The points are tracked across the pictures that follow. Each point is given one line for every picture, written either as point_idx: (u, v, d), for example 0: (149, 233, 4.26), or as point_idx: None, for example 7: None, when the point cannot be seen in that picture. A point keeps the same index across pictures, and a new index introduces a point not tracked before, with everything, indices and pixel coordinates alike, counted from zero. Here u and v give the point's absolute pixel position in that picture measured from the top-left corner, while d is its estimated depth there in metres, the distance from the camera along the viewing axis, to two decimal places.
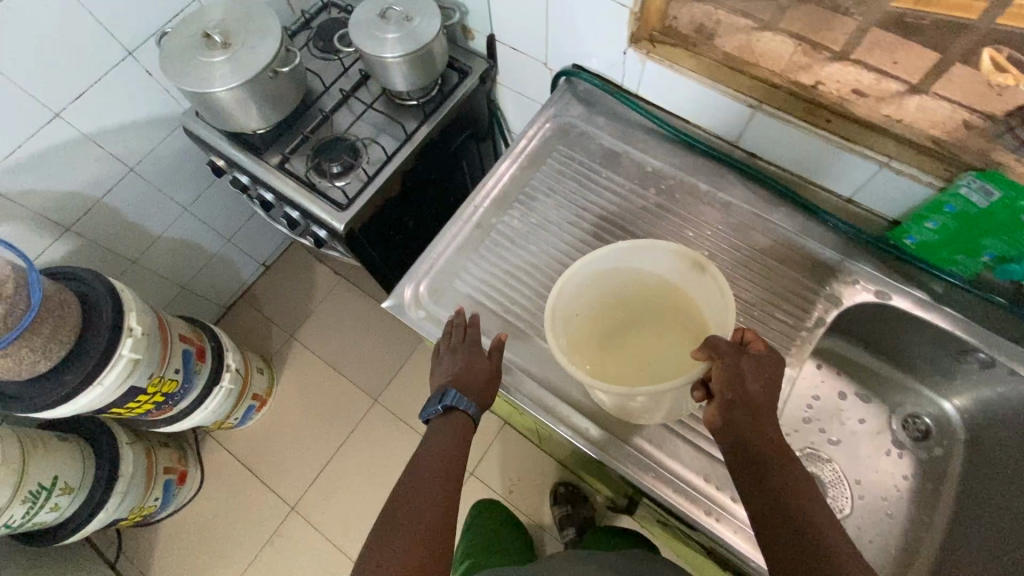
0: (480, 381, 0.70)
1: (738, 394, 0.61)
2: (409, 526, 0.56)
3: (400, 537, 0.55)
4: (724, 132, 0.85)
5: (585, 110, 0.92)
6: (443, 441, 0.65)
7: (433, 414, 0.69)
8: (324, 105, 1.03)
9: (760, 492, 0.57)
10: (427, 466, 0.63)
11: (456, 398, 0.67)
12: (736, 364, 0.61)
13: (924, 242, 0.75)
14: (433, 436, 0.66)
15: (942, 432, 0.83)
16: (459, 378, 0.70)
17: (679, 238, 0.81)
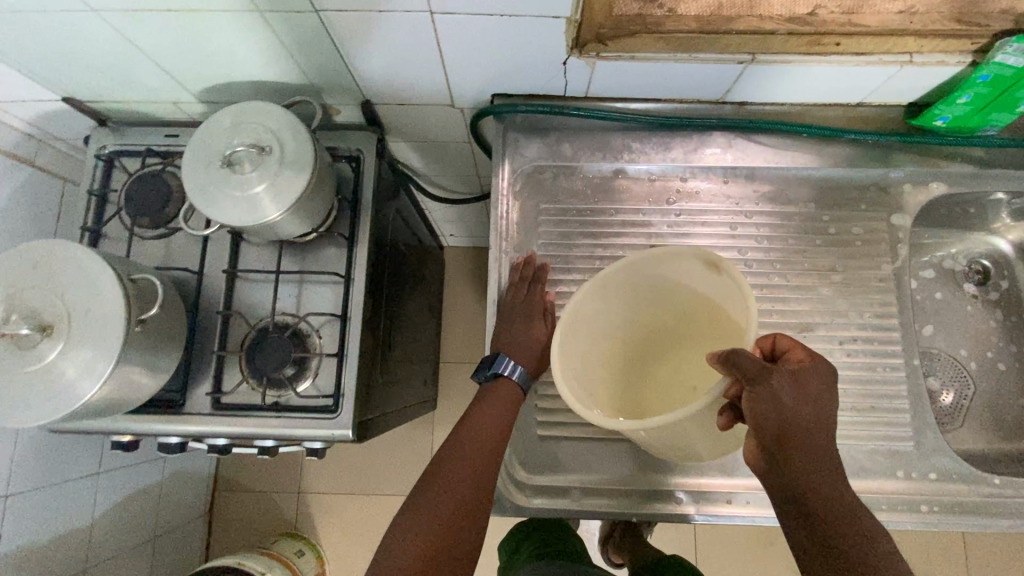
0: (535, 351, 0.65)
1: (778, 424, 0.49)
2: (453, 492, 0.57)
3: (446, 502, 0.56)
4: (705, 96, 0.70)
5: (539, 144, 0.73)
6: (488, 414, 0.61)
7: (485, 381, 0.65)
8: (214, 298, 0.76)
9: (805, 527, 0.52)
10: (473, 438, 0.60)
11: (511, 367, 0.63)
12: (766, 389, 0.49)
13: (955, 117, 0.68)
14: (478, 405, 0.63)
15: (1001, 266, 0.85)
16: (516, 345, 0.65)
17: (727, 241, 0.70)
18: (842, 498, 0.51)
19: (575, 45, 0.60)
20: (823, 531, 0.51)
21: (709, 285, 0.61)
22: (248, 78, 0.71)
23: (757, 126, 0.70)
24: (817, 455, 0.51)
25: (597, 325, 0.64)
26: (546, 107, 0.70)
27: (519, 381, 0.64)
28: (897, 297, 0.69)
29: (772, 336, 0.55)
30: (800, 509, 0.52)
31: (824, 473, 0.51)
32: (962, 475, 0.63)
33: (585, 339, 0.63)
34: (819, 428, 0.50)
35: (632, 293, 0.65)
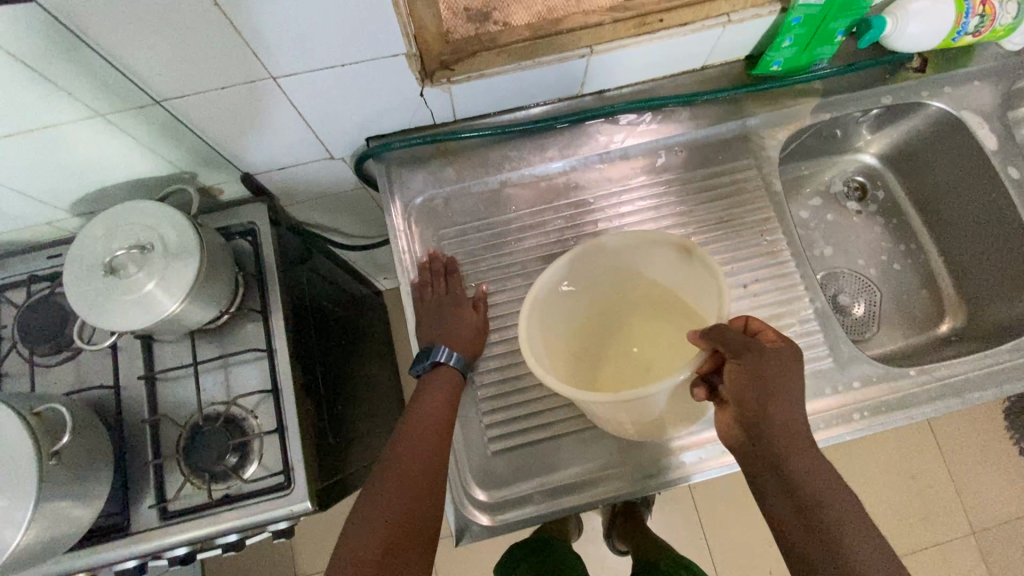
0: (468, 336, 0.66)
1: (759, 398, 0.54)
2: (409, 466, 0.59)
3: (412, 472, 0.58)
4: (563, 93, 0.74)
5: (423, 174, 0.74)
6: (432, 399, 0.63)
7: (423, 370, 0.66)
8: (136, 407, 0.73)
9: (782, 492, 0.53)
10: (417, 420, 0.62)
11: (448, 355, 0.64)
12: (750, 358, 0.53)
13: (786, 60, 0.75)
14: (425, 395, 0.64)
15: (874, 178, 0.92)
16: (446, 332, 0.66)
17: (620, 220, 0.73)
18: (817, 470, 0.53)
19: (423, 76, 0.63)
20: (796, 496, 0.52)
21: (679, 274, 0.65)
22: (118, 181, 0.70)
23: (619, 108, 0.74)
24: (792, 428, 0.54)
25: (569, 302, 0.67)
26: (419, 139, 0.72)
27: (456, 367, 0.65)
28: (784, 232, 0.73)
29: (744, 319, 0.60)
30: (778, 478, 0.53)
31: (798, 443, 0.53)
32: (882, 377, 0.68)
33: (552, 320, 0.65)
34: (793, 405, 0.54)
35: (600, 278, 0.68)
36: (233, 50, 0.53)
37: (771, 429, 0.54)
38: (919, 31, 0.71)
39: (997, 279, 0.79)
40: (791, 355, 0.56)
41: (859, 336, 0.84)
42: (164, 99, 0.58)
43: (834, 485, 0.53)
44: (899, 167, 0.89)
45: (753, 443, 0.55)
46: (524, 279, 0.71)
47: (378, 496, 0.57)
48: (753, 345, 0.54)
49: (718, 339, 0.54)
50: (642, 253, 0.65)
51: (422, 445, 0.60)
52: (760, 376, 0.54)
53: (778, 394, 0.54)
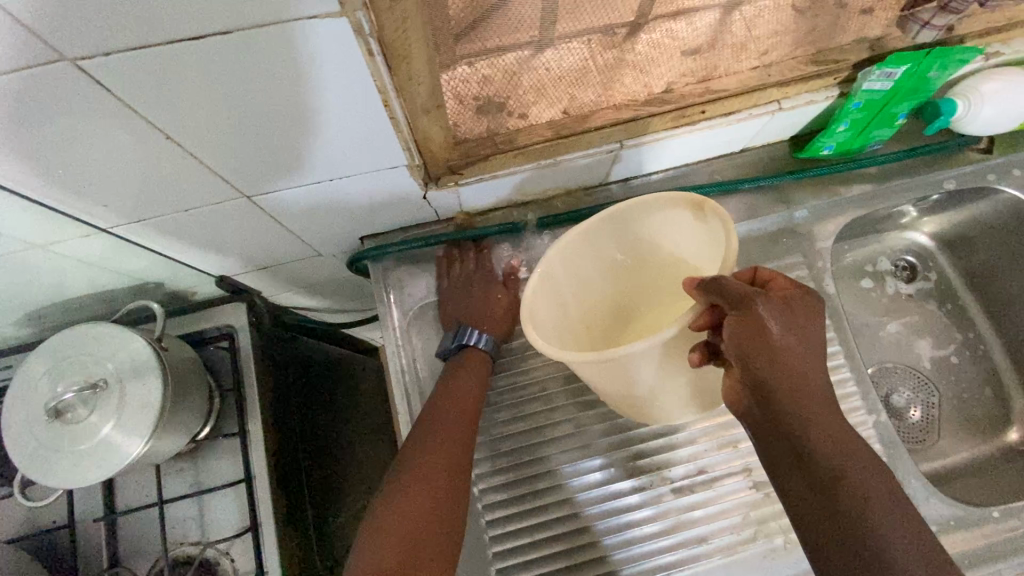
0: (500, 315, 0.62)
1: (761, 345, 0.43)
2: (431, 470, 0.51)
3: (433, 476, 0.50)
4: (586, 183, 0.65)
5: (426, 276, 0.64)
6: (459, 387, 0.57)
7: (449, 353, 0.60)
8: (94, 551, 0.63)
9: (800, 468, 0.45)
10: (441, 416, 0.55)
11: (476, 338, 0.59)
12: (754, 313, 0.43)
13: (839, 144, 0.66)
14: (450, 381, 0.57)
15: (926, 259, 0.82)
16: (473, 314, 0.61)
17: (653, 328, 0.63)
18: (838, 433, 0.44)
19: (425, 182, 0.53)
20: (815, 471, 0.44)
21: (697, 244, 0.55)
22: (70, 293, 0.60)
23: None
24: (804, 375, 0.44)
25: (575, 280, 0.59)
26: (420, 239, 0.62)
27: (487, 349, 0.59)
28: (840, 343, 0.64)
29: (753, 269, 0.50)
30: (787, 441, 0.45)
31: (812, 404, 0.44)
32: (959, 521, 0.58)
33: (555, 301, 0.57)
34: (807, 348, 0.44)
35: (607, 249, 0.59)
36: (196, 173, 0.44)
37: (772, 384, 0.44)
38: (994, 116, 0.62)
39: None
40: (811, 307, 0.45)
41: (918, 445, 0.74)
42: (113, 225, 0.48)
43: (847, 443, 0.44)
44: (956, 248, 0.80)
45: (761, 414, 0.46)
46: None
47: (409, 497, 0.49)
48: (766, 300, 0.43)
49: (717, 295, 0.44)
50: (647, 211, 0.56)
51: (445, 450, 0.52)
52: (767, 330, 0.43)
53: (790, 349, 0.43)
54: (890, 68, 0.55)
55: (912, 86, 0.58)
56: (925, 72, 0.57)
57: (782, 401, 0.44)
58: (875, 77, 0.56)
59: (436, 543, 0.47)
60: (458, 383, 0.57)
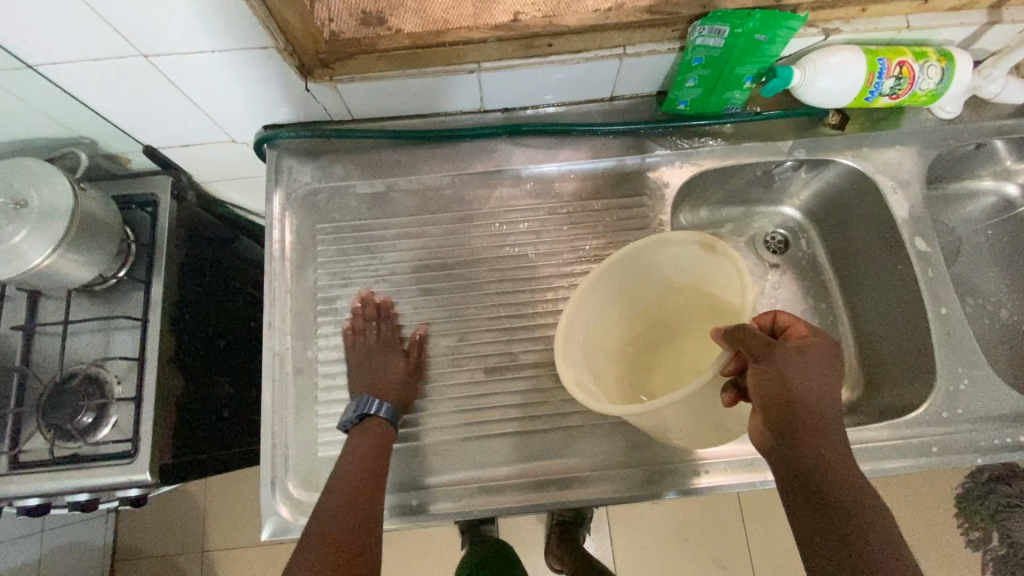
0: (395, 385, 0.64)
1: (789, 403, 0.51)
2: (362, 481, 0.58)
3: (365, 485, 0.58)
4: (464, 107, 0.74)
5: (315, 167, 0.74)
6: (364, 446, 0.61)
7: (351, 422, 0.63)
8: (7, 355, 0.75)
9: (809, 498, 0.50)
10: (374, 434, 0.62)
11: (376, 406, 0.62)
12: (772, 365, 0.52)
13: (693, 100, 0.73)
14: (361, 427, 0.62)
15: (797, 234, 0.88)
16: (375, 383, 0.64)
17: (499, 237, 0.72)
18: (846, 471, 0.50)
19: (300, 71, 0.64)
20: (830, 512, 0.48)
21: (700, 265, 0.65)
22: (18, 138, 0.73)
23: (516, 129, 0.73)
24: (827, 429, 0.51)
25: (605, 320, 0.69)
26: (311, 132, 0.73)
27: (387, 417, 0.62)
28: None
29: (772, 314, 0.58)
30: (807, 485, 0.50)
31: (839, 457, 0.50)
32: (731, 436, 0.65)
33: (588, 337, 0.67)
34: (821, 389, 0.52)
35: (633, 286, 0.69)
36: (91, 23, 0.55)
37: (797, 426, 0.51)
38: (828, 88, 0.69)
39: (893, 350, 0.74)
40: (826, 351, 0.54)
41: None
42: (36, 65, 0.60)
43: (863, 489, 0.49)
44: (823, 224, 0.85)
45: (785, 456, 0.52)
46: (391, 283, 0.71)
47: (348, 508, 0.56)
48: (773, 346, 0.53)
49: (742, 344, 0.53)
50: (663, 249, 0.65)
51: (376, 466, 0.60)
52: (787, 380, 0.52)
53: (807, 400, 0.51)
54: (716, 26, 0.62)
55: (745, 48, 0.64)
56: (753, 34, 0.62)
57: (803, 439, 0.51)
58: (702, 32, 0.62)
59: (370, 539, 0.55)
60: (371, 426, 0.62)
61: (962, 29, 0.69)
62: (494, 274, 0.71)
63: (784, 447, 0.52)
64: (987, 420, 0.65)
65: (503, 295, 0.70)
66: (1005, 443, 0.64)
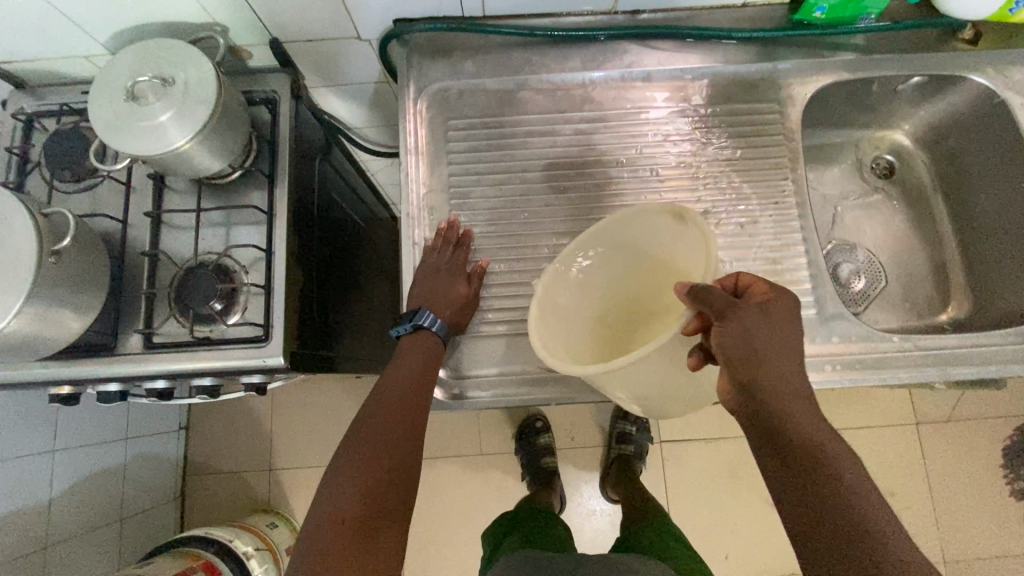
0: (452, 303, 0.66)
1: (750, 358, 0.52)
2: (379, 442, 0.61)
3: (374, 456, 0.60)
4: (595, 7, 0.73)
5: (445, 63, 0.74)
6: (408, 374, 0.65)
7: (404, 331, 0.68)
8: (140, 242, 0.78)
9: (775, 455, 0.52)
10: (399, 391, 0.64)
11: (430, 321, 0.65)
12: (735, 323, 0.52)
13: (831, 6, 0.70)
14: (405, 356, 0.67)
15: (904, 160, 0.88)
16: (432, 299, 0.66)
17: (628, 139, 0.72)
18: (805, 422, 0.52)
19: None
20: (795, 465, 0.51)
21: (673, 233, 0.63)
22: (151, 24, 0.73)
23: (649, 31, 0.72)
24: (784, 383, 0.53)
25: (583, 296, 0.68)
26: (444, 25, 0.72)
27: (437, 333, 0.66)
28: (793, 182, 0.72)
29: (735, 275, 0.58)
30: (772, 442, 0.53)
31: (798, 405, 0.53)
32: (863, 337, 0.66)
33: (563, 312, 0.66)
34: (782, 346, 0.53)
35: (607, 258, 0.68)
36: None
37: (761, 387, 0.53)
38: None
39: (1009, 269, 0.75)
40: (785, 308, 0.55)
41: (857, 308, 0.82)
42: None
43: (822, 437, 0.52)
44: (934, 149, 0.85)
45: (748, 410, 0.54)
46: (522, 180, 0.71)
47: (366, 465, 0.59)
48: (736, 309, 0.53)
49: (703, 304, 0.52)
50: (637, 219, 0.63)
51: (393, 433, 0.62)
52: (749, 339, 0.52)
53: (768, 359, 0.53)
54: None
55: None
56: None
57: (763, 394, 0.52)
58: None
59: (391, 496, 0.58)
60: (405, 364, 0.66)
61: None
62: (623, 174, 0.72)
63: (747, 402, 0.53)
64: None
65: (633, 196, 0.71)
66: None
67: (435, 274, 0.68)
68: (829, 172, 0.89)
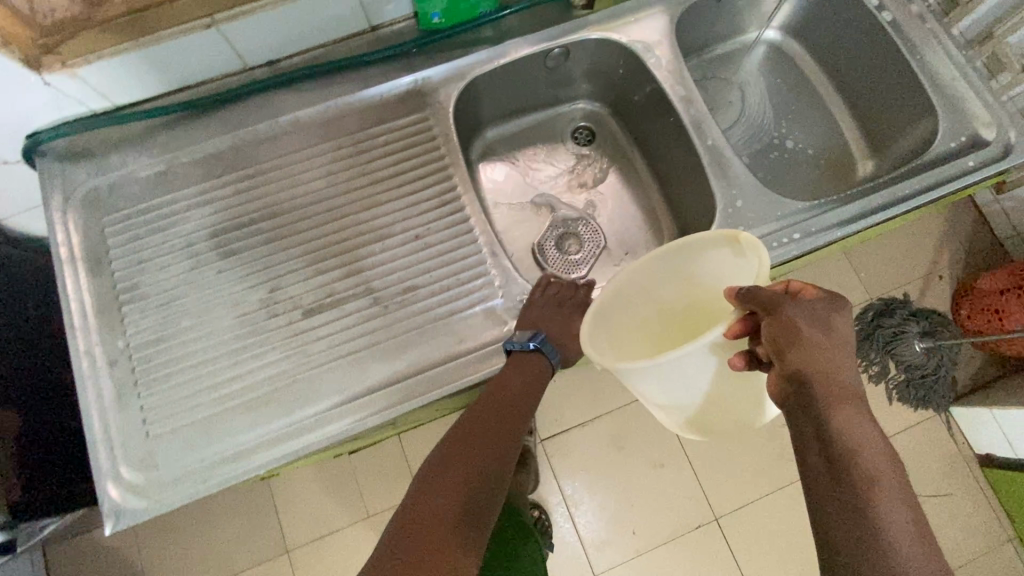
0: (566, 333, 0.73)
1: (798, 354, 0.54)
2: (482, 444, 0.59)
3: (476, 455, 0.58)
4: (224, 68, 0.74)
5: (91, 164, 0.73)
6: (515, 380, 0.65)
7: (514, 347, 0.65)
8: None
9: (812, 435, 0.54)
10: (501, 396, 0.64)
11: (544, 344, 0.67)
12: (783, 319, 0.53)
13: (444, 11, 0.74)
14: (517, 367, 0.66)
15: (599, 122, 0.92)
16: (546, 317, 0.71)
17: (291, 186, 0.72)
18: (859, 425, 0.53)
19: (26, 64, 0.62)
20: (835, 461, 0.52)
21: (737, 269, 0.61)
22: None
23: (281, 78, 0.74)
24: (837, 379, 0.54)
25: (631, 311, 0.66)
26: (72, 126, 0.71)
27: (548, 360, 0.68)
28: (460, 179, 0.73)
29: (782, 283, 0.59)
30: (815, 426, 0.53)
31: (848, 406, 0.53)
32: None
33: (613, 318, 0.64)
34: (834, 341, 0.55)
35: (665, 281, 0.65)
36: None
37: (810, 373, 0.53)
38: None
39: (695, 198, 0.80)
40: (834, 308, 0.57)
41: (563, 274, 0.84)
42: None
43: (873, 453, 0.51)
44: (617, 108, 0.90)
45: (796, 401, 0.55)
46: (188, 256, 0.69)
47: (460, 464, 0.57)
48: (785, 305, 0.54)
49: (754, 301, 0.54)
50: (705, 248, 0.62)
51: (490, 438, 0.60)
52: (793, 331, 0.54)
53: (814, 357, 0.54)
54: None
55: None
56: None
57: (815, 384, 0.53)
58: None
59: (478, 499, 0.55)
60: (512, 375, 0.65)
61: None
62: (293, 220, 0.71)
63: (797, 395, 0.55)
64: (767, 223, 0.70)
65: (307, 237, 0.71)
66: (790, 238, 0.69)
67: (114, 377, 0.65)
68: (538, 152, 0.92)
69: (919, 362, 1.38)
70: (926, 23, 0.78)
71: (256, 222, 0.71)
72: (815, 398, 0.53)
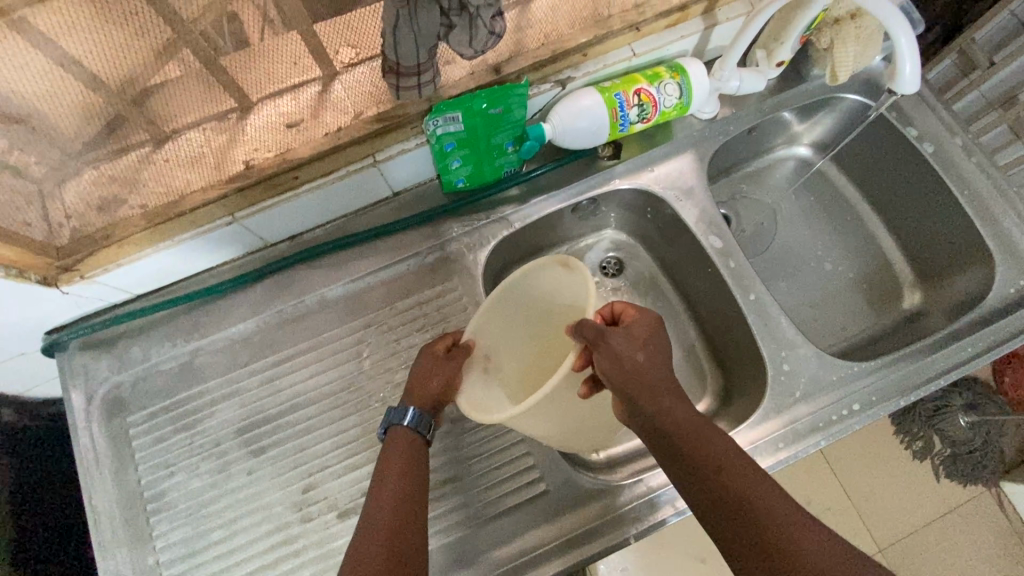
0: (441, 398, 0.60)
1: (632, 378, 0.51)
2: (388, 509, 0.53)
3: (382, 526, 0.52)
4: (246, 249, 0.72)
5: (109, 357, 0.70)
6: (408, 441, 0.58)
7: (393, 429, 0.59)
8: None
9: (699, 483, 0.50)
10: (399, 453, 0.57)
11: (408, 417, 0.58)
12: (607, 350, 0.51)
13: (469, 177, 0.71)
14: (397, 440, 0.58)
15: (629, 253, 0.85)
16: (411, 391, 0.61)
17: (321, 373, 0.70)
18: (720, 441, 0.52)
19: (46, 284, 0.60)
20: (704, 479, 0.50)
21: (568, 288, 0.59)
22: None
23: (305, 256, 0.71)
24: (675, 404, 0.53)
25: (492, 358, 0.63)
26: (94, 323, 0.69)
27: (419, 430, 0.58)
28: None
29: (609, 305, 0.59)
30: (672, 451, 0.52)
31: (698, 428, 0.52)
32: (596, 491, 0.66)
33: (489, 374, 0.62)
34: (664, 360, 0.54)
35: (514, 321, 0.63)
36: None
37: (645, 399, 0.52)
38: (579, 129, 0.69)
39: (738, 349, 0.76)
40: (652, 323, 0.56)
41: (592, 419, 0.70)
42: None
43: (736, 463, 0.50)
44: None
45: (653, 436, 0.53)
46: (217, 457, 0.67)
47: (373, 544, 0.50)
48: (607, 336, 0.52)
49: (580, 337, 0.51)
50: (529, 277, 0.60)
51: (394, 497, 0.54)
52: (619, 358, 0.51)
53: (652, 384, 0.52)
54: (448, 115, 0.62)
55: (485, 124, 0.65)
56: (486, 110, 0.63)
57: (659, 413, 0.52)
58: (438, 124, 0.62)
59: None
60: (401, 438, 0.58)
61: (686, 40, 0.70)
62: (324, 410, 0.68)
63: (653, 431, 0.53)
64: (822, 391, 0.67)
65: (339, 428, 0.68)
66: (850, 409, 0.66)
67: None
68: None
69: (964, 438, 1.26)
70: (973, 158, 0.75)
71: (286, 415, 0.68)
72: (664, 431, 0.52)
